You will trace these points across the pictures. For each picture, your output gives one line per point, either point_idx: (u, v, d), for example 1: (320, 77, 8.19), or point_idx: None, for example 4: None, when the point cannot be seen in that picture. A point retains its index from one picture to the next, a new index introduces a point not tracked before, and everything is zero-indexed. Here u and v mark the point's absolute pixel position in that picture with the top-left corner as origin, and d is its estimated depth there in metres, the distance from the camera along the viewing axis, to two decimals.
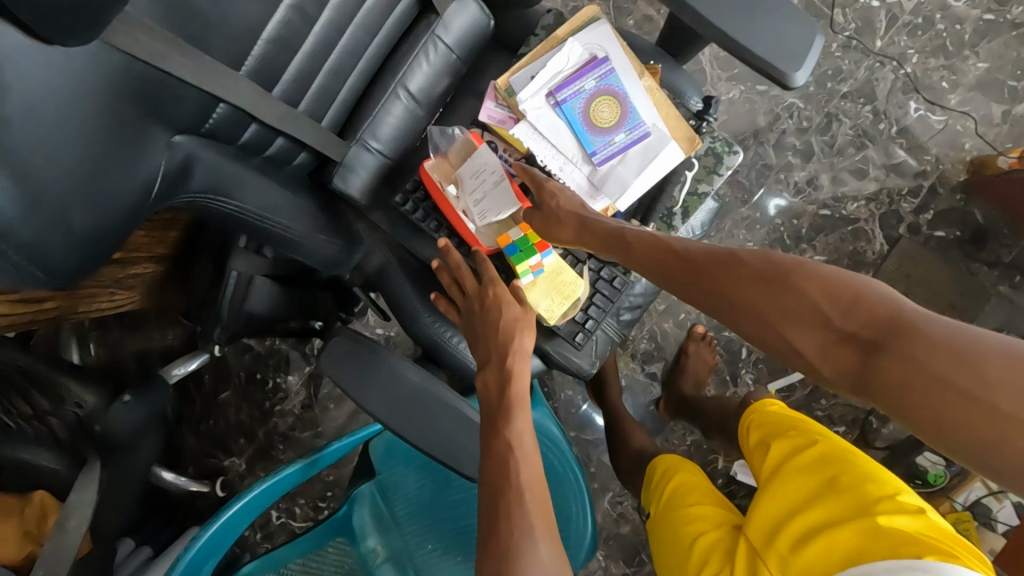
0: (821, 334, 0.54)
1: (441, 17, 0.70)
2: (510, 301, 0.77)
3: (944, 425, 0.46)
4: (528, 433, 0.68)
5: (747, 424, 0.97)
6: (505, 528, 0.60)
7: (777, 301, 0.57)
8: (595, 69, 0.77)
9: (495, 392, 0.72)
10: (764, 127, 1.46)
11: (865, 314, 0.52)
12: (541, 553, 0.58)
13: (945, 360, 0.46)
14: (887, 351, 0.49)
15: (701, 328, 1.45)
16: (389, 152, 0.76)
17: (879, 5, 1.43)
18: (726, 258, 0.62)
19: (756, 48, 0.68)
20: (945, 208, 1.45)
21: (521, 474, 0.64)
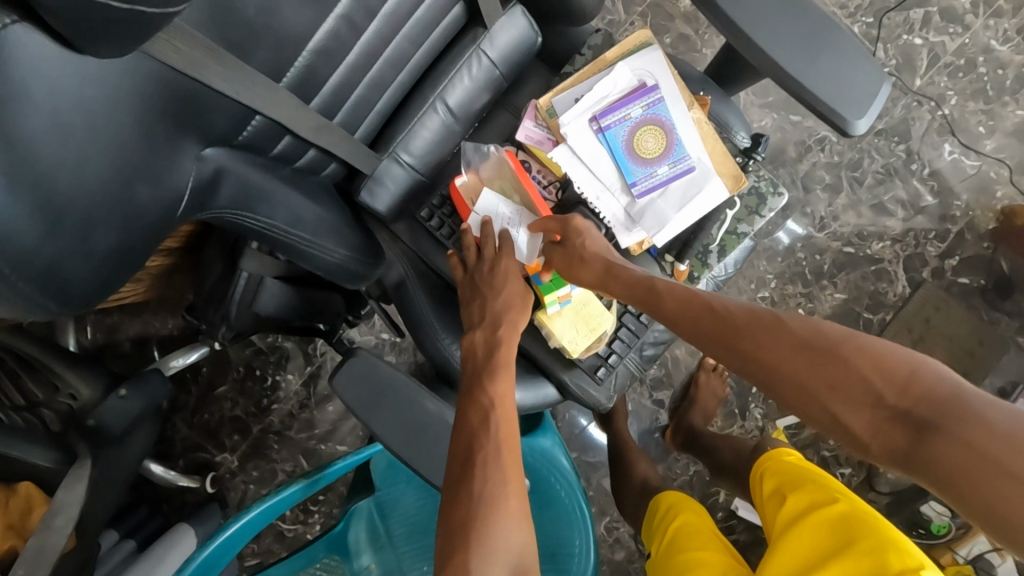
0: (869, 413, 0.49)
1: (488, 31, 0.67)
2: (519, 306, 0.75)
3: (999, 514, 0.42)
4: (509, 395, 0.67)
5: (761, 472, 0.94)
6: (478, 483, 0.57)
7: (823, 372, 0.51)
8: (643, 96, 0.74)
9: (481, 348, 0.71)
10: (793, 157, 1.42)
11: (920, 394, 0.47)
12: (511, 526, 0.56)
13: (1008, 450, 0.42)
14: (944, 435, 0.45)
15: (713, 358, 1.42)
16: (421, 167, 0.73)
17: (922, 43, 1.40)
18: (765, 319, 0.55)
19: (819, 92, 0.63)
20: (970, 254, 1.41)
21: (498, 428, 0.62)
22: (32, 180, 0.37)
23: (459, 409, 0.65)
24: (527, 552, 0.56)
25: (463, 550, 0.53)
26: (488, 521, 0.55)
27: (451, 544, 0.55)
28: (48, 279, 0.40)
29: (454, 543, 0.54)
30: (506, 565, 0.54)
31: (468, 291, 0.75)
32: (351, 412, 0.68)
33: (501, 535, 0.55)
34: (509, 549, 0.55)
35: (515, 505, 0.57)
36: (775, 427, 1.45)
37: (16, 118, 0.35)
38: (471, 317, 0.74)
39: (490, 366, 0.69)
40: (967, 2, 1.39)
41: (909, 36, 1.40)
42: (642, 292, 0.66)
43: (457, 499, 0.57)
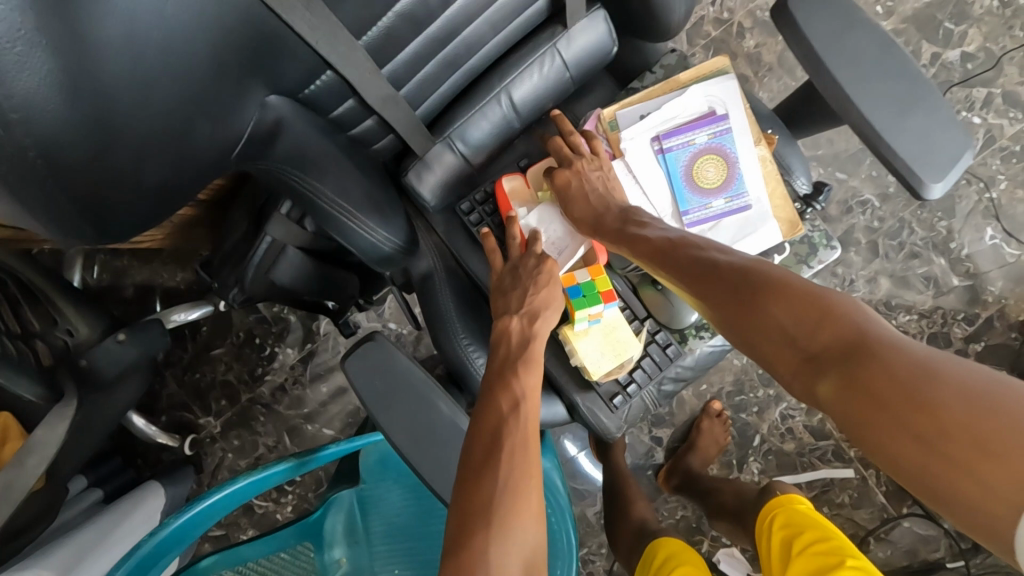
0: (787, 356, 0.46)
1: (567, 30, 0.64)
2: (553, 308, 0.69)
3: (886, 456, 0.38)
4: (538, 388, 0.63)
5: (769, 517, 0.90)
6: (505, 472, 0.54)
7: (746, 317, 0.49)
8: (711, 124, 0.71)
9: (513, 333, 0.66)
10: (834, 215, 1.40)
11: (828, 336, 0.43)
12: (528, 528, 0.52)
13: (903, 397, 0.37)
14: (835, 375, 0.41)
15: (719, 405, 1.39)
16: (471, 158, 0.70)
17: (980, 122, 1.37)
18: (708, 267, 0.54)
19: (900, 148, 0.61)
20: (997, 342, 1.38)
21: (524, 418, 0.59)
22: (94, 97, 0.35)
23: (486, 389, 0.62)
24: (541, 551, 0.53)
25: (483, 536, 0.50)
26: (514, 511, 0.52)
27: (466, 528, 0.51)
28: (92, 200, 0.38)
29: (469, 532, 0.51)
30: (520, 562, 0.50)
31: (497, 283, 0.71)
32: (360, 400, 0.65)
33: (519, 531, 0.52)
34: (523, 546, 0.51)
35: (534, 496, 0.54)
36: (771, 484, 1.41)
37: (91, 39, 0.33)
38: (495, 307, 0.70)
39: (514, 352, 0.65)
40: None
41: (969, 113, 1.37)
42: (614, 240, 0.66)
43: (478, 485, 0.53)
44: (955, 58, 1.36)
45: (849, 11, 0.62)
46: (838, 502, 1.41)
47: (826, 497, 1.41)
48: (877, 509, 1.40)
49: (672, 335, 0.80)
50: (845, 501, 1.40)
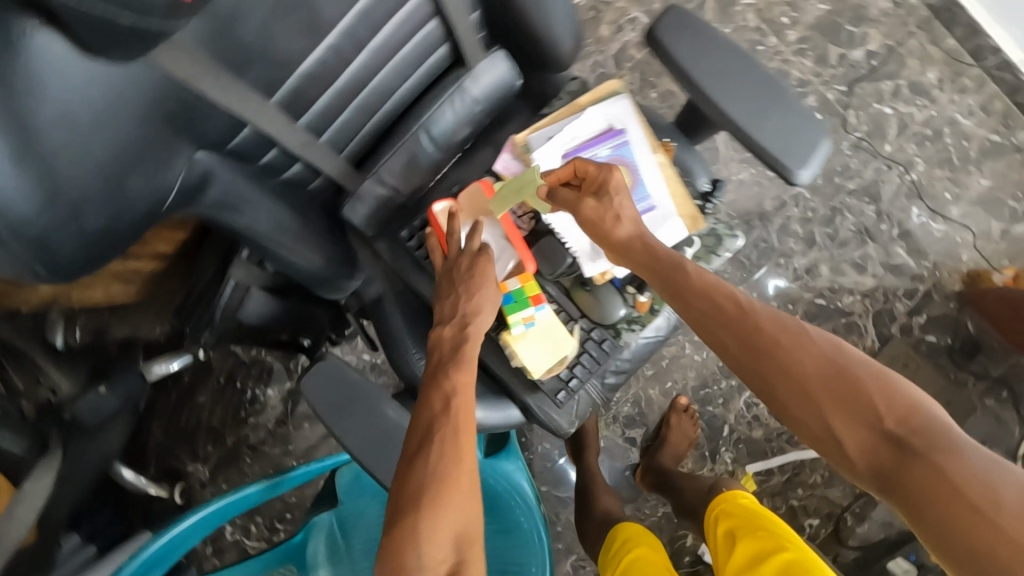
0: (866, 431, 0.57)
1: (470, 71, 0.73)
2: (486, 308, 0.75)
3: (942, 523, 0.51)
4: (471, 383, 0.69)
5: (714, 512, 0.95)
6: (435, 458, 0.62)
7: (834, 388, 0.59)
8: (611, 139, 0.80)
9: (456, 335, 0.73)
10: (769, 211, 1.49)
11: (913, 424, 0.56)
12: (458, 505, 0.60)
13: (976, 484, 0.50)
14: (920, 459, 0.54)
15: (685, 400, 1.45)
16: (401, 190, 0.78)
17: (891, 113, 1.48)
18: (796, 332, 0.62)
19: (769, 147, 0.70)
20: (939, 313, 1.49)
21: (459, 409, 0.66)
22: (34, 162, 0.40)
23: (423, 389, 0.69)
24: (472, 527, 0.61)
25: (415, 514, 0.59)
26: (444, 491, 0.60)
27: (400, 513, 0.59)
28: (37, 249, 0.43)
29: (401, 518, 0.59)
30: (450, 535, 0.59)
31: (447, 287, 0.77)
32: (316, 414, 0.71)
33: (451, 511, 0.59)
34: (455, 524, 0.59)
35: (465, 478, 0.62)
36: (745, 472, 1.47)
37: (28, 115, 0.39)
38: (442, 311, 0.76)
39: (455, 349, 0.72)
40: (933, 78, 1.48)
41: (880, 105, 1.48)
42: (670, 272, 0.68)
43: (410, 471, 0.61)
44: (860, 57, 1.48)
45: (711, 34, 0.72)
46: (811, 482, 1.47)
47: (798, 479, 1.47)
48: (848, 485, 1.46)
49: (606, 331, 0.87)
50: (817, 481, 1.47)
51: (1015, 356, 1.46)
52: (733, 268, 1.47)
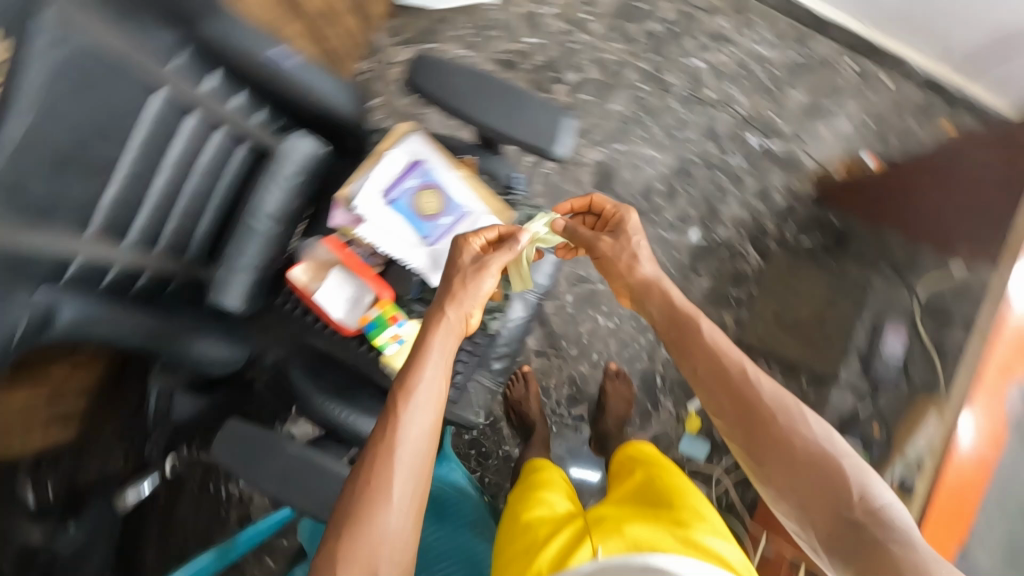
0: (835, 513, 0.73)
1: (276, 152, 0.86)
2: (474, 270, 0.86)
3: None
4: (416, 386, 0.79)
5: (616, 458, 1.11)
6: (362, 475, 0.74)
7: (814, 473, 0.75)
8: (415, 171, 0.96)
9: (413, 368, 0.80)
10: (629, 179, 1.65)
11: (874, 515, 0.71)
12: (378, 523, 0.71)
13: (911, 567, 0.64)
14: (873, 541, 0.69)
15: (615, 365, 1.58)
16: (261, 267, 0.90)
17: (702, 64, 1.67)
18: (795, 420, 0.79)
19: (526, 138, 0.85)
20: (804, 218, 1.65)
21: (407, 447, 0.75)
22: None
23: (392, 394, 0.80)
24: (380, 560, 0.70)
25: (336, 534, 0.71)
26: (365, 509, 0.71)
27: (326, 538, 0.72)
28: None
29: (333, 531, 0.72)
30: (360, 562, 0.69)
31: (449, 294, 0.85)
32: (231, 470, 0.83)
33: (360, 534, 0.70)
34: (366, 553, 0.69)
35: (389, 502, 0.72)
36: (688, 412, 1.61)
37: None
38: (423, 337, 0.83)
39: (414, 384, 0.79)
40: (725, 22, 1.67)
41: (690, 61, 1.67)
42: (685, 334, 0.89)
43: (344, 493, 0.74)
44: (659, 26, 1.67)
45: (451, 67, 0.88)
46: None
47: None
48: None
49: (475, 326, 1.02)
50: None
51: (880, 233, 1.63)
52: None
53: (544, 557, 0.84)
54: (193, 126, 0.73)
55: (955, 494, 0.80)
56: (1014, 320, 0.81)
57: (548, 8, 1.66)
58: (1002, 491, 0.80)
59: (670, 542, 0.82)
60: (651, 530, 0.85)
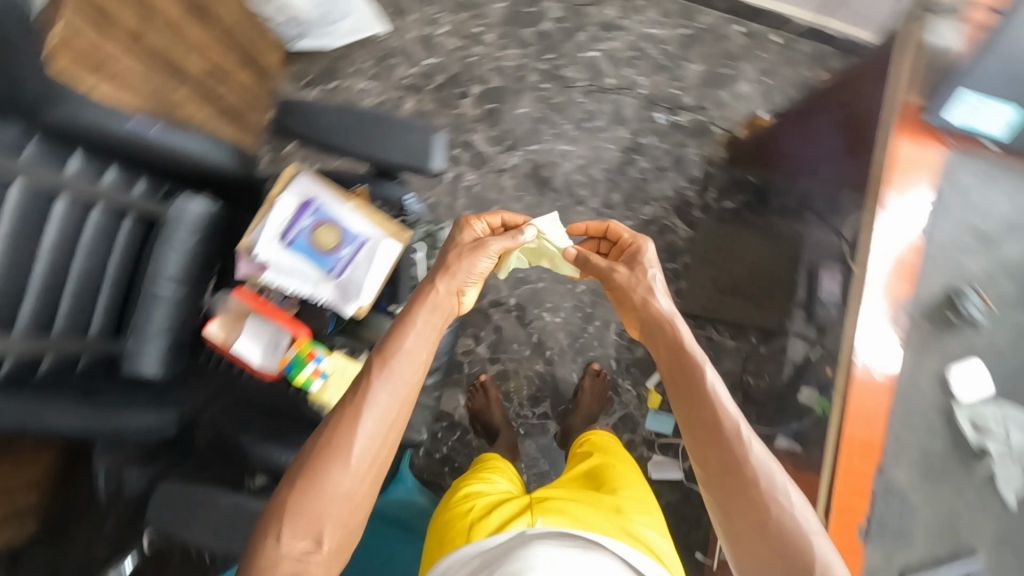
0: None
1: (168, 218, 0.88)
2: (469, 249, 0.95)
3: None
4: (395, 352, 0.83)
5: (576, 444, 1.19)
6: (331, 425, 0.78)
7: (781, 548, 0.73)
8: (308, 210, 0.97)
9: (397, 334, 0.85)
10: (549, 176, 1.69)
11: None
12: (330, 479, 0.75)
13: None
14: None
15: (597, 365, 1.61)
16: (173, 331, 0.92)
17: (598, 54, 1.72)
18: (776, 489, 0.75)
19: (400, 160, 0.89)
20: (723, 182, 1.70)
21: (373, 411, 0.79)
22: None
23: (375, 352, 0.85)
24: (328, 512, 0.75)
25: (296, 480, 0.75)
26: (326, 457, 0.76)
27: (285, 479, 0.77)
28: None
29: (294, 473, 0.77)
30: (313, 508, 0.74)
31: (442, 274, 0.91)
32: (170, 532, 0.84)
33: (314, 482, 0.75)
34: (318, 502, 0.74)
35: (349, 457, 0.77)
36: (648, 389, 1.65)
37: None
38: (410, 310, 0.88)
39: (393, 352, 0.83)
40: (613, 11, 1.73)
41: (586, 53, 1.72)
42: (685, 385, 0.83)
43: (312, 439, 0.78)
44: (550, 26, 1.72)
45: (311, 106, 0.89)
46: None
47: None
48: (734, 353, 1.66)
49: None
50: None
51: None
52: None
53: (481, 528, 0.91)
54: (64, 210, 0.75)
55: (864, 419, 0.82)
56: (889, 242, 0.84)
57: (442, 28, 1.71)
58: (906, 409, 0.83)
59: (611, 528, 0.89)
60: (596, 514, 0.92)
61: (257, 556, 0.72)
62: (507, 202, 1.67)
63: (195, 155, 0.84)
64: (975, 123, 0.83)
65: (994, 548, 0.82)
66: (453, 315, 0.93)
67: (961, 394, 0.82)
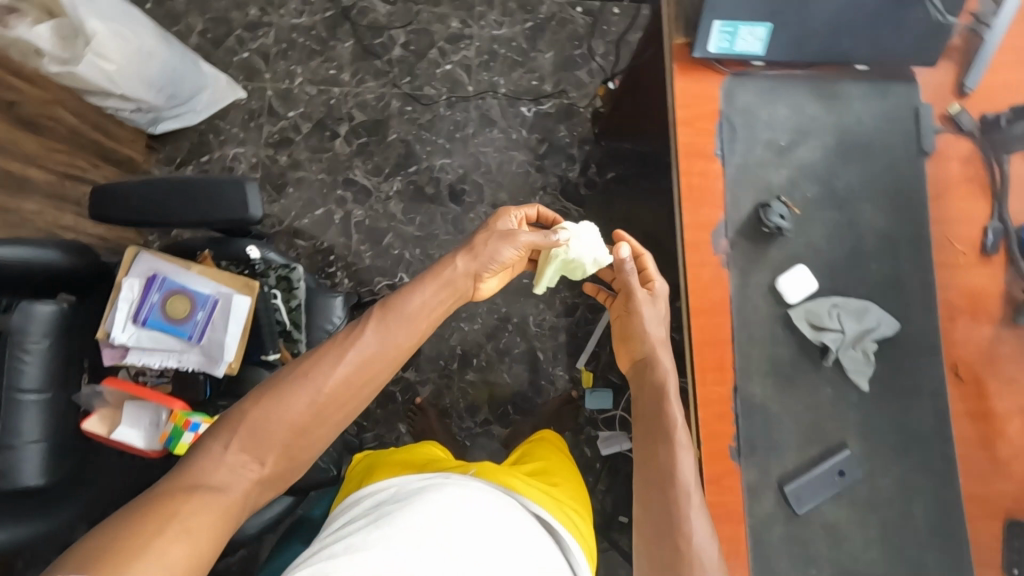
0: None
1: (21, 324, 0.86)
2: (500, 242, 0.93)
3: None
4: (392, 312, 0.83)
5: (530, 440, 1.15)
6: (314, 355, 0.79)
7: None
8: (155, 285, 1.00)
9: (399, 295, 0.85)
10: (434, 191, 1.72)
11: None
12: (292, 402, 0.75)
13: None
14: None
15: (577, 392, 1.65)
16: (50, 435, 0.88)
17: (452, 66, 1.77)
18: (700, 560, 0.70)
19: (220, 217, 0.91)
20: (601, 156, 1.75)
21: (355, 355, 0.79)
22: None
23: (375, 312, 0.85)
24: (280, 437, 0.74)
25: (265, 396, 0.75)
26: (301, 381, 0.76)
27: (253, 394, 0.77)
28: None
29: (264, 387, 0.77)
30: (272, 427, 0.74)
31: (466, 251, 0.91)
32: None
33: (280, 402, 0.75)
34: (276, 421, 0.74)
35: (319, 390, 0.76)
36: (580, 370, 1.67)
37: None
38: (424, 277, 0.88)
39: (393, 313, 0.83)
40: (457, 23, 1.78)
41: (441, 68, 1.77)
42: (654, 423, 0.81)
43: (294, 364, 0.79)
44: (400, 51, 1.77)
45: (121, 190, 0.91)
46: None
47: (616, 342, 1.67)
48: None
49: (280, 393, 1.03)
50: None
51: None
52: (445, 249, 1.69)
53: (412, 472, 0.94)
54: None
55: (712, 343, 0.85)
56: (692, 177, 0.88)
57: (298, 79, 1.75)
58: (748, 327, 0.86)
59: (543, 498, 0.90)
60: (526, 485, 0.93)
61: (197, 457, 0.71)
62: (400, 227, 1.70)
63: (25, 261, 0.85)
64: (732, 42, 0.86)
65: (863, 436, 0.84)
66: (461, 297, 0.92)
67: (790, 298, 0.86)
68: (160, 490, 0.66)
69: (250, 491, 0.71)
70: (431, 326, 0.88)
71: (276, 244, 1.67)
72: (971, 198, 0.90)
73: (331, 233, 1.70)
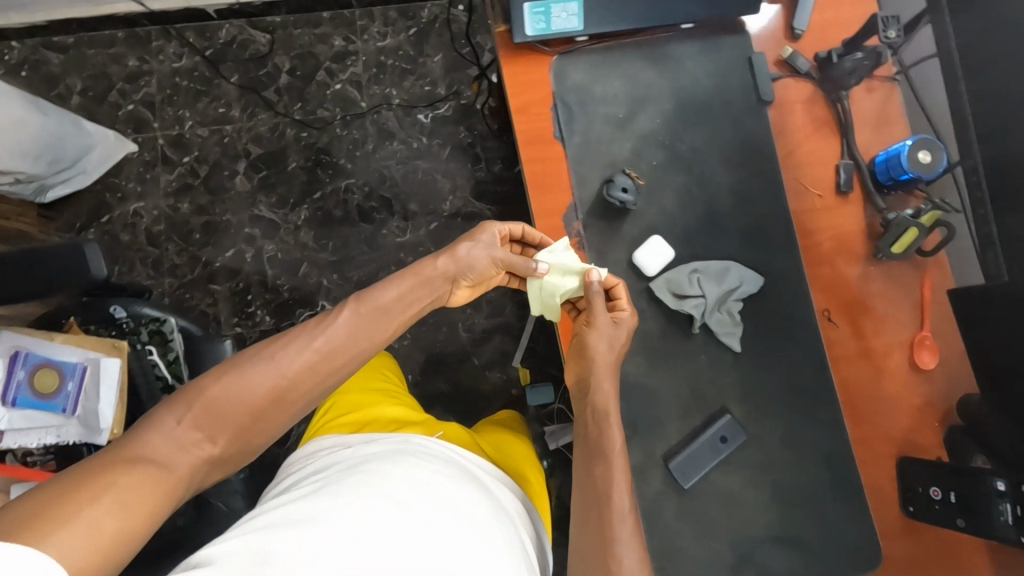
0: None
1: None
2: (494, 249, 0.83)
3: None
4: (368, 306, 0.77)
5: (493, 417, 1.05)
6: (286, 337, 0.72)
7: None
8: (18, 361, 0.95)
9: (377, 287, 0.79)
10: (343, 214, 1.69)
11: None
12: (256, 379, 0.68)
13: None
14: None
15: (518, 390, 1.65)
16: None
17: (342, 85, 1.74)
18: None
19: (54, 285, 0.84)
20: (505, 151, 1.72)
21: (326, 345, 0.73)
22: None
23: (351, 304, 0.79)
24: (233, 421, 0.67)
25: (227, 374, 0.68)
26: (269, 363, 0.70)
27: (212, 369, 0.69)
28: None
29: (226, 365, 0.69)
30: (229, 407, 0.67)
31: (448, 252, 0.82)
32: None
33: (242, 381, 0.68)
34: (233, 402, 0.67)
35: (286, 377, 0.70)
36: (516, 368, 1.65)
37: None
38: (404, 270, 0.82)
39: (371, 305, 0.77)
40: (341, 40, 1.75)
41: (331, 89, 1.74)
42: (596, 445, 0.76)
43: (264, 344, 0.72)
44: (287, 78, 1.74)
45: None
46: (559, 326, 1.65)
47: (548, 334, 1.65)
48: None
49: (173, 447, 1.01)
50: None
51: None
52: (362, 269, 1.66)
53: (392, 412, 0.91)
54: None
55: None
56: (535, 163, 0.86)
57: (188, 123, 1.72)
58: None
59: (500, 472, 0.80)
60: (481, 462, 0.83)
61: (142, 428, 0.63)
62: (314, 255, 1.67)
63: None
64: (547, 22, 0.84)
65: (744, 397, 0.83)
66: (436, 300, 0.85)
67: (647, 270, 0.83)
68: (96, 459, 0.58)
69: (195, 472, 0.64)
70: (404, 324, 0.82)
71: (191, 293, 1.64)
72: (819, 139, 0.88)
73: (245, 273, 1.66)
